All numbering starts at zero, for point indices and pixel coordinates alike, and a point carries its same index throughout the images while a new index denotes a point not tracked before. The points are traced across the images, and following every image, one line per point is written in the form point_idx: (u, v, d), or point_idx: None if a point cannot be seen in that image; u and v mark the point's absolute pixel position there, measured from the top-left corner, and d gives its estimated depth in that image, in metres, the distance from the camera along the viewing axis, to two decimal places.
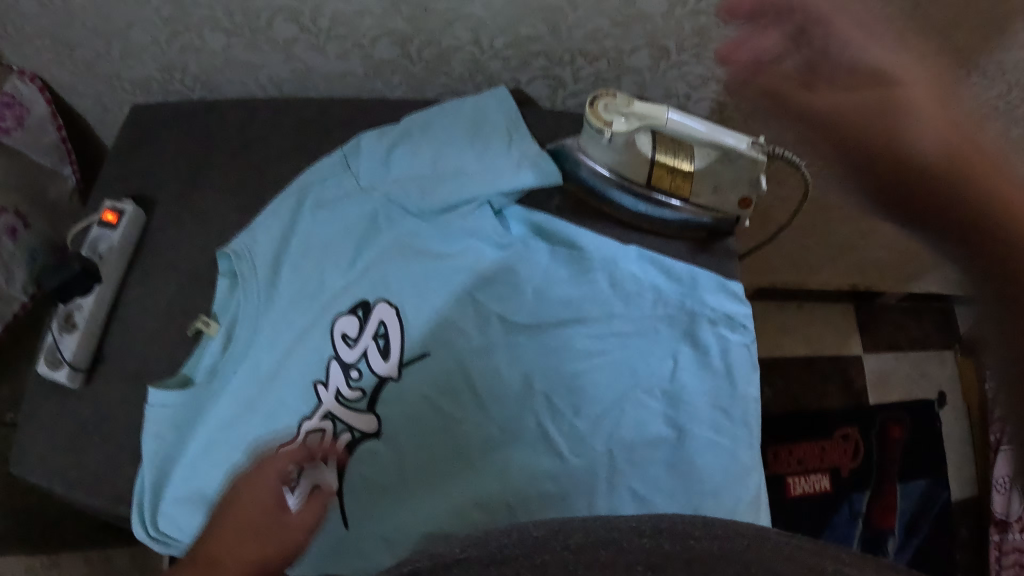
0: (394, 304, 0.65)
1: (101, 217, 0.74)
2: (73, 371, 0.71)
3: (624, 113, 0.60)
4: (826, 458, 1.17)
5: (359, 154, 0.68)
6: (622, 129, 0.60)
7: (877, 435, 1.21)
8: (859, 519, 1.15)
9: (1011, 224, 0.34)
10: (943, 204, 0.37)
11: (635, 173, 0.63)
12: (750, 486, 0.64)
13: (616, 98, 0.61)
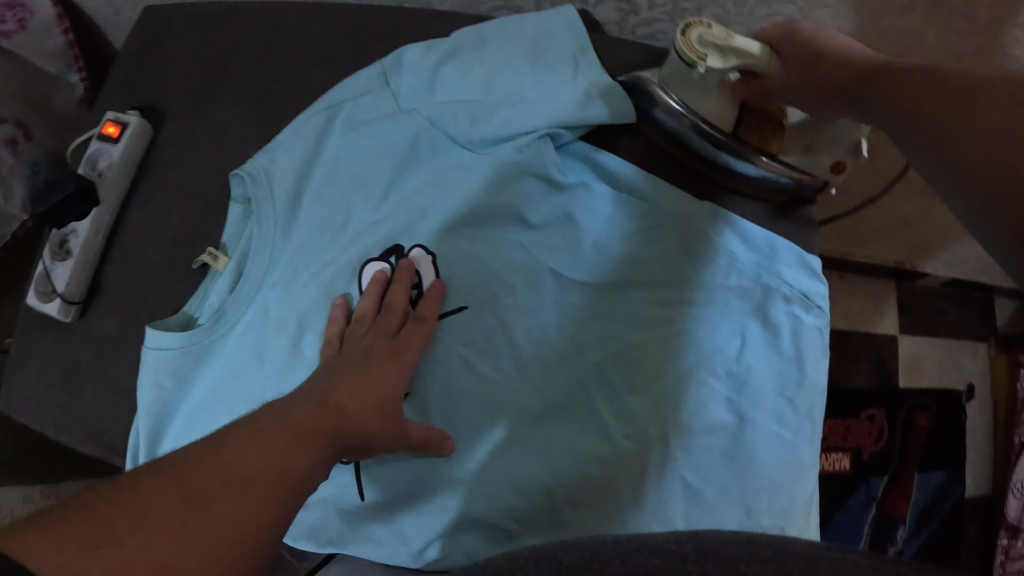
0: (430, 250, 0.56)
1: (102, 130, 0.65)
2: (66, 304, 0.63)
3: (721, 46, 0.48)
4: (849, 438, 0.94)
5: (400, 70, 0.60)
6: (716, 66, 0.48)
7: (901, 419, 0.96)
8: (874, 506, 0.92)
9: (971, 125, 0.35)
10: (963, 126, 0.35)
11: (721, 120, 0.53)
12: (806, 485, 0.56)
13: (712, 27, 0.48)
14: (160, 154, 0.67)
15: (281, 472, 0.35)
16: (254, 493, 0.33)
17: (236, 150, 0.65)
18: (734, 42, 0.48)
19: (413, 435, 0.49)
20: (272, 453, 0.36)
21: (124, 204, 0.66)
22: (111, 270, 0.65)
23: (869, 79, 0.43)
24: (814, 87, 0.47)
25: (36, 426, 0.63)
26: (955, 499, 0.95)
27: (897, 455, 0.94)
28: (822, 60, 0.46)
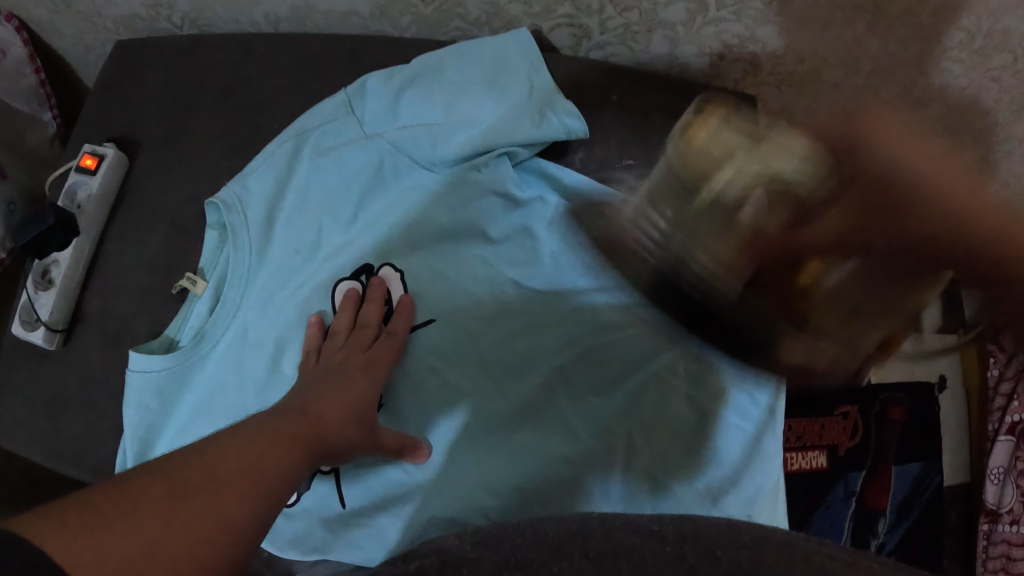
0: (399, 268, 0.59)
1: (80, 163, 0.68)
2: (50, 332, 0.65)
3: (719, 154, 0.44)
4: (824, 435, 0.90)
5: (362, 98, 0.62)
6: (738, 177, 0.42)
7: (875, 413, 0.92)
8: (853, 500, 0.89)
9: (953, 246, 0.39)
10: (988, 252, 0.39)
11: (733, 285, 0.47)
12: (773, 476, 0.57)
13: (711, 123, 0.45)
14: (135, 184, 0.69)
15: (264, 471, 0.38)
16: (239, 485, 0.36)
17: (209, 177, 0.68)
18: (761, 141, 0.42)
19: (386, 442, 0.53)
20: (253, 455, 0.39)
21: (103, 234, 0.69)
22: (92, 297, 0.67)
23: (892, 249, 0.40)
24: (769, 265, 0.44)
25: (24, 452, 0.65)
26: (933, 490, 0.91)
27: (872, 449, 0.91)
28: (901, 219, 0.39)
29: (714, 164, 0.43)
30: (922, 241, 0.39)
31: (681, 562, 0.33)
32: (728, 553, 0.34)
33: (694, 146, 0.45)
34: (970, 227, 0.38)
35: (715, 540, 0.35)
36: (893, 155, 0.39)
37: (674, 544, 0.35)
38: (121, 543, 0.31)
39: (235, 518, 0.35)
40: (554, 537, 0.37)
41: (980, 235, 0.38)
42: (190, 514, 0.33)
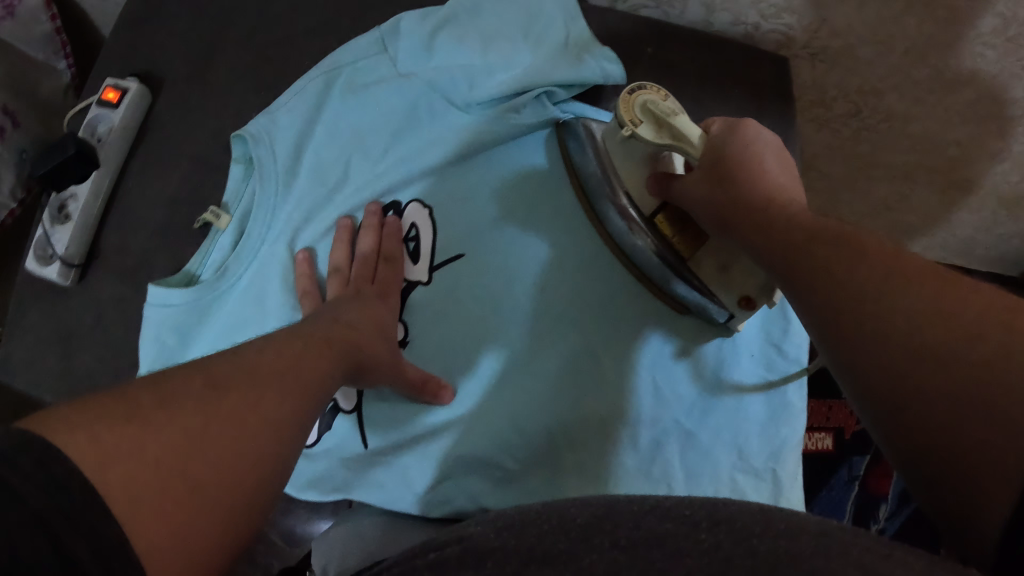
0: (427, 205, 0.59)
1: (102, 96, 0.67)
2: (66, 268, 0.64)
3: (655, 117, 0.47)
4: (832, 417, 0.91)
5: (397, 35, 0.61)
6: (647, 136, 0.47)
7: None
8: (857, 483, 0.89)
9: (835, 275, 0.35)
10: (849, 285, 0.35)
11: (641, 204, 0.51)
12: (798, 429, 0.57)
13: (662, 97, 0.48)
14: (157, 122, 0.68)
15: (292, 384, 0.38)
16: (268, 397, 0.35)
17: (233, 115, 0.67)
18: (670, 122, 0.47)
19: (411, 375, 0.51)
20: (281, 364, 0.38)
21: (122, 170, 0.67)
22: (109, 236, 0.66)
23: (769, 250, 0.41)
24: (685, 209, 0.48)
25: (33, 391, 0.64)
26: None
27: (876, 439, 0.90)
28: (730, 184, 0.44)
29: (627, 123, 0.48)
30: (787, 241, 0.39)
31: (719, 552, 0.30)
32: (764, 542, 0.30)
33: (628, 100, 0.48)
34: (838, 247, 0.36)
35: (747, 526, 0.31)
36: (757, 154, 0.45)
37: (707, 533, 0.32)
38: (161, 427, 0.30)
39: (260, 430, 0.34)
40: (584, 523, 0.33)
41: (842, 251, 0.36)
42: (219, 418, 0.32)
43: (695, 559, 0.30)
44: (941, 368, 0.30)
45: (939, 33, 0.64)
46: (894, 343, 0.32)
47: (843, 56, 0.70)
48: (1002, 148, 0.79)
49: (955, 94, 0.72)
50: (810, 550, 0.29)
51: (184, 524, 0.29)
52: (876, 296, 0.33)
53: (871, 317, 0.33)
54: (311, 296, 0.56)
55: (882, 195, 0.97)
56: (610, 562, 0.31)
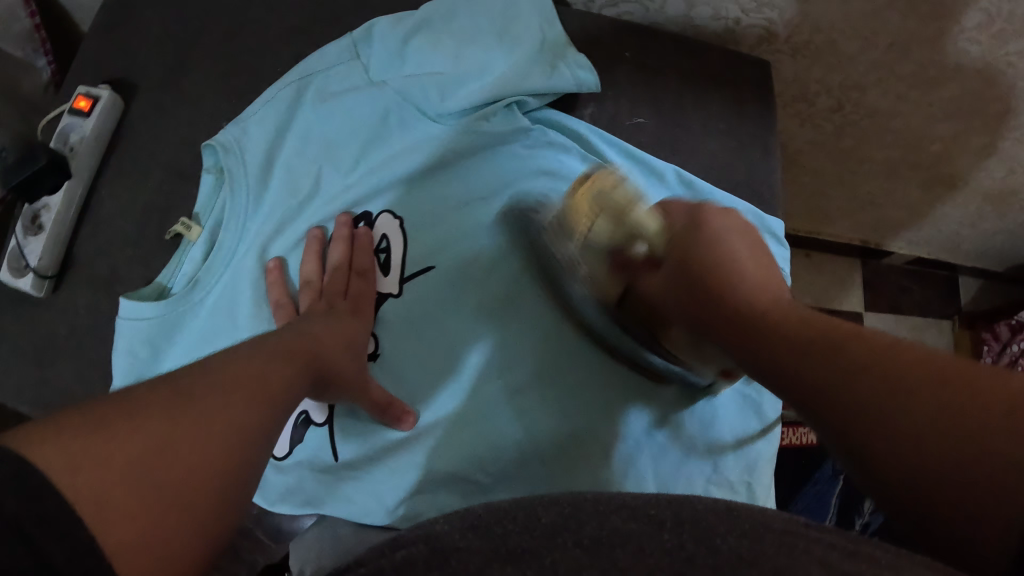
0: (397, 216, 0.59)
1: (74, 104, 0.66)
2: (39, 279, 0.63)
3: (609, 214, 0.53)
4: None
5: (369, 42, 0.60)
6: (603, 232, 0.53)
7: None
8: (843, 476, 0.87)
9: (797, 369, 0.37)
10: (804, 384, 0.36)
11: (605, 291, 0.55)
12: (771, 443, 0.58)
13: (610, 186, 0.53)
14: (131, 130, 0.67)
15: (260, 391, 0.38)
16: (239, 396, 0.36)
17: (207, 122, 0.66)
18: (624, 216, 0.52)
19: (375, 395, 0.52)
20: (252, 372, 0.38)
21: (96, 178, 0.67)
22: (84, 245, 0.65)
23: (746, 348, 0.41)
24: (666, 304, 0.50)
25: (10, 402, 0.64)
26: None
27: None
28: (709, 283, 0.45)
29: (586, 220, 0.53)
30: (754, 344, 0.40)
31: (681, 550, 0.31)
32: (727, 542, 0.31)
33: (582, 197, 0.54)
34: (805, 351, 0.37)
35: (712, 527, 0.32)
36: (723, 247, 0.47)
37: (672, 532, 0.32)
38: (124, 443, 0.30)
39: (232, 432, 0.34)
40: (549, 521, 0.34)
41: (823, 350, 0.36)
42: (191, 416, 0.33)
43: (658, 555, 0.30)
44: (946, 449, 0.29)
45: (922, 30, 0.64)
46: (926, 434, 0.30)
47: (825, 51, 0.70)
48: (990, 142, 0.79)
49: (941, 89, 0.72)
50: (773, 551, 0.30)
51: (161, 524, 0.30)
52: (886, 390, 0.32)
53: (882, 406, 0.32)
54: (284, 307, 0.56)
55: (868, 191, 0.97)
56: (576, 563, 0.31)
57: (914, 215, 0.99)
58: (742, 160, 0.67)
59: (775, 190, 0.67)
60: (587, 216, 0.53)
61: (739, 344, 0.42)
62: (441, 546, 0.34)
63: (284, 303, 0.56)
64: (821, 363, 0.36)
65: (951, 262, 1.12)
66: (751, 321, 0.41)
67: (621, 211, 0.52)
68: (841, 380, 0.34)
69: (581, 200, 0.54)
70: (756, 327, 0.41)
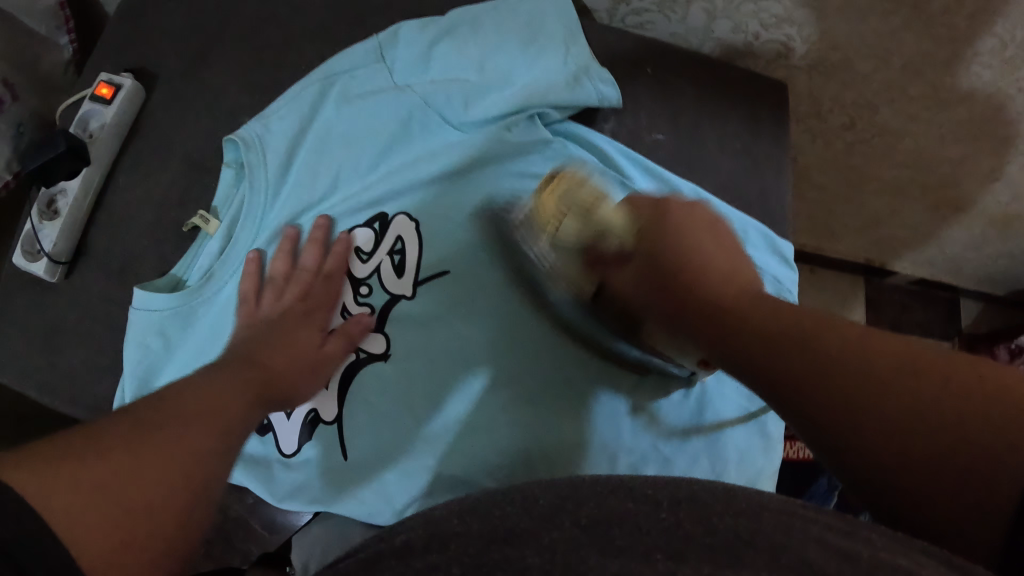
0: (413, 218, 0.59)
1: (96, 91, 0.66)
2: (53, 264, 0.64)
3: (576, 209, 0.52)
4: None
5: (394, 44, 0.61)
6: (571, 230, 0.53)
7: None
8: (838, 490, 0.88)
9: (757, 351, 0.38)
10: (767, 364, 0.37)
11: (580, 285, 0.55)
12: (773, 459, 0.60)
13: (578, 186, 0.53)
14: (150, 119, 0.67)
15: (211, 412, 0.41)
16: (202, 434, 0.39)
17: (228, 115, 0.67)
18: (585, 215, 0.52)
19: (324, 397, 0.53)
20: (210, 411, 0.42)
21: (113, 166, 0.67)
22: (98, 232, 0.66)
23: (705, 318, 0.42)
24: (638, 301, 0.50)
25: (19, 386, 0.64)
26: None
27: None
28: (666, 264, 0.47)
29: (552, 217, 0.53)
30: (715, 322, 0.41)
31: (677, 526, 0.31)
32: (725, 521, 0.31)
33: (549, 199, 0.53)
34: (766, 336, 0.38)
35: (709, 506, 0.32)
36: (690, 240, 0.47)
37: (669, 510, 0.32)
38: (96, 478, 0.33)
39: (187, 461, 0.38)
40: (545, 503, 0.34)
41: (786, 335, 0.37)
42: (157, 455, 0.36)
43: (655, 536, 0.30)
44: (925, 452, 0.31)
45: (935, 53, 0.65)
46: (896, 423, 0.32)
47: (839, 68, 0.71)
48: (997, 166, 0.79)
49: (952, 112, 0.73)
50: (771, 528, 0.31)
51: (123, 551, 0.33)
52: (868, 388, 0.33)
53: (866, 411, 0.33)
54: (273, 288, 0.57)
55: (874, 211, 0.97)
56: (570, 539, 0.31)
57: (918, 237, 1.00)
58: (754, 178, 0.68)
59: (785, 210, 0.68)
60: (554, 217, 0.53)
61: (699, 325, 0.43)
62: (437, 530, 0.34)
63: (261, 294, 0.57)
64: (781, 347, 0.37)
65: (953, 285, 1.13)
66: (712, 302, 0.42)
67: (588, 209, 0.52)
68: (807, 362, 0.36)
69: (546, 209, 0.53)
70: (718, 303, 0.42)
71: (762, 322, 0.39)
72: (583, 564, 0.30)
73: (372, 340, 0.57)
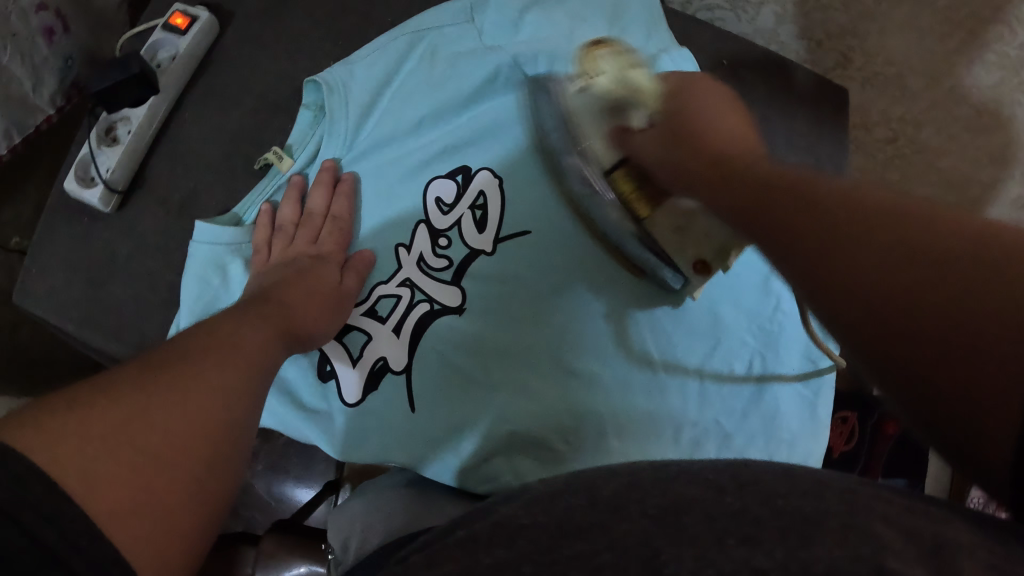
0: (497, 174, 0.57)
1: (170, 20, 0.64)
2: (108, 193, 0.62)
3: (614, 74, 0.50)
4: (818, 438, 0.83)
5: (485, 8, 0.62)
6: (603, 84, 0.51)
7: (872, 424, 0.84)
8: None
9: (771, 215, 0.33)
10: (783, 223, 0.32)
11: (603, 154, 0.51)
12: (822, 444, 0.58)
13: (622, 55, 0.52)
14: (222, 56, 0.66)
15: (241, 349, 0.41)
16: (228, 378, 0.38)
17: (305, 63, 0.66)
18: (622, 73, 0.50)
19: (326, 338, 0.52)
20: (233, 347, 0.40)
21: (180, 99, 0.65)
22: (157, 166, 0.64)
23: (720, 181, 0.38)
24: (659, 156, 0.45)
25: (58, 317, 0.63)
26: None
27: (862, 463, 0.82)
28: (684, 137, 0.43)
29: (586, 75, 0.52)
30: (737, 192, 0.36)
31: (745, 511, 0.29)
32: (791, 503, 0.29)
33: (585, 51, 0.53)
34: (779, 210, 0.33)
35: (772, 489, 0.31)
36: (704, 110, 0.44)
37: (734, 497, 0.31)
38: (95, 421, 0.32)
39: (228, 397, 0.37)
40: (609, 496, 0.33)
41: (797, 206, 0.32)
42: (183, 396, 0.35)
43: (726, 524, 0.29)
44: (955, 328, 0.26)
45: None
46: (920, 301, 0.26)
47: None
48: None
49: None
50: (837, 508, 0.28)
51: (146, 487, 0.31)
52: (901, 258, 0.27)
53: (868, 270, 0.28)
54: (284, 235, 0.57)
55: None
56: (641, 531, 0.30)
57: None
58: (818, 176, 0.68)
59: None
60: (587, 69, 0.52)
61: (718, 203, 0.38)
62: (503, 527, 0.33)
63: (272, 245, 0.57)
64: (794, 225, 0.32)
65: None
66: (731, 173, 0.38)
67: (622, 69, 0.50)
68: (821, 237, 0.30)
69: (588, 55, 0.52)
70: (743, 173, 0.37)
71: (778, 193, 0.34)
72: (656, 559, 0.28)
73: (439, 291, 0.56)
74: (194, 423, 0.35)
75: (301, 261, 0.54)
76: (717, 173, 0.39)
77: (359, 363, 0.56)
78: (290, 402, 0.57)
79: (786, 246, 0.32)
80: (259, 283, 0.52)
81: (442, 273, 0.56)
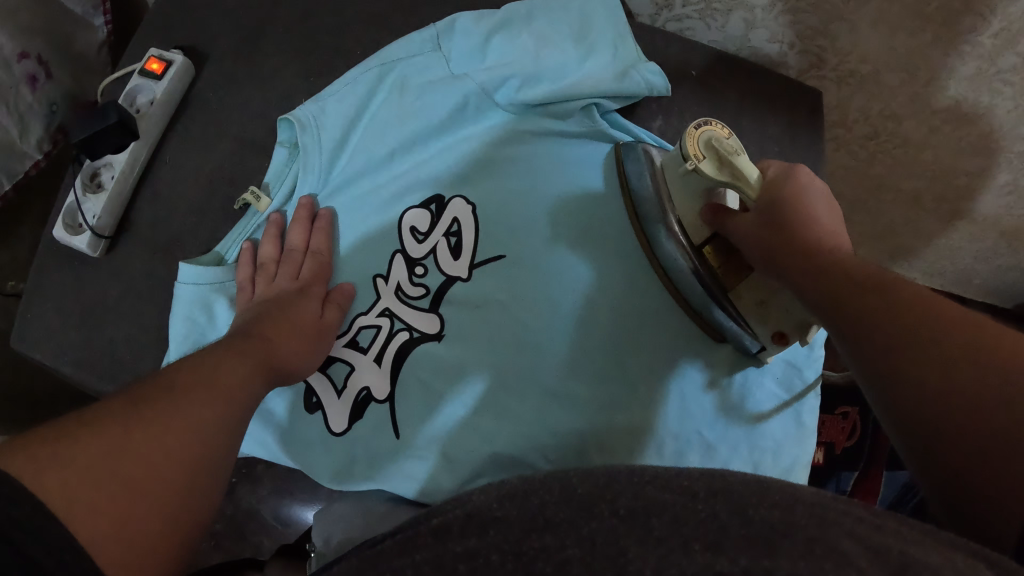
0: (470, 201, 0.58)
1: (145, 66, 0.66)
2: (96, 238, 0.64)
3: (720, 155, 0.47)
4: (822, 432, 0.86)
5: (452, 35, 0.62)
6: (707, 172, 0.47)
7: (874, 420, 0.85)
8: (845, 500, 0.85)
9: (858, 298, 0.36)
10: (874, 319, 0.35)
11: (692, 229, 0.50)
12: (808, 450, 0.59)
13: (728, 138, 0.48)
14: (199, 97, 0.68)
15: (223, 387, 0.40)
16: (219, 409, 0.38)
17: (280, 99, 0.67)
18: (733, 159, 0.46)
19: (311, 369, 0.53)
20: (226, 378, 0.41)
21: (160, 142, 0.67)
22: (142, 208, 0.66)
23: (800, 261, 0.41)
24: (758, 254, 0.44)
25: (54, 361, 0.64)
26: None
27: (866, 455, 0.85)
28: (786, 240, 0.42)
29: (694, 159, 0.48)
30: (824, 281, 0.39)
31: (714, 519, 0.30)
32: (761, 512, 0.30)
33: (693, 137, 0.48)
34: (868, 304, 0.36)
35: (745, 499, 0.31)
36: (810, 213, 0.43)
37: (706, 503, 0.32)
38: (84, 445, 0.33)
39: (207, 439, 0.37)
40: (586, 492, 0.33)
41: (891, 310, 0.35)
42: (169, 425, 0.35)
43: (693, 526, 0.30)
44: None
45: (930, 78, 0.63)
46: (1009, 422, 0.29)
47: None
48: None
49: None
50: (806, 520, 0.29)
51: (128, 515, 0.32)
52: (991, 374, 0.31)
53: (960, 385, 0.31)
54: (265, 272, 0.59)
55: None
56: (610, 529, 0.31)
57: None
58: None
59: None
60: (696, 153, 0.48)
61: (802, 286, 0.40)
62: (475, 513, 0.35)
63: (255, 281, 0.59)
64: (888, 318, 0.35)
65: None
66: (815, 254, 0.40)
67: (729, 155, 0.47)
68: (917, 347, 0.33)
69: (693, 140, 0.48)
70: (824, 258, 0.40)
71: (869, 283, 0.37)
72: (623, 557, 0.29)
73: (416, 319, 0.57)
74: (166, 465, 0.35)
75: (282, 296, 0.55)
76: (799, 259, 0.41)
77: (343, 395, 0.58)
78: (276, 430, 0.60)
79: (873, 342, 0.35)
80: (239, 320, 0.53)
81: (419, 301, 0.57)
